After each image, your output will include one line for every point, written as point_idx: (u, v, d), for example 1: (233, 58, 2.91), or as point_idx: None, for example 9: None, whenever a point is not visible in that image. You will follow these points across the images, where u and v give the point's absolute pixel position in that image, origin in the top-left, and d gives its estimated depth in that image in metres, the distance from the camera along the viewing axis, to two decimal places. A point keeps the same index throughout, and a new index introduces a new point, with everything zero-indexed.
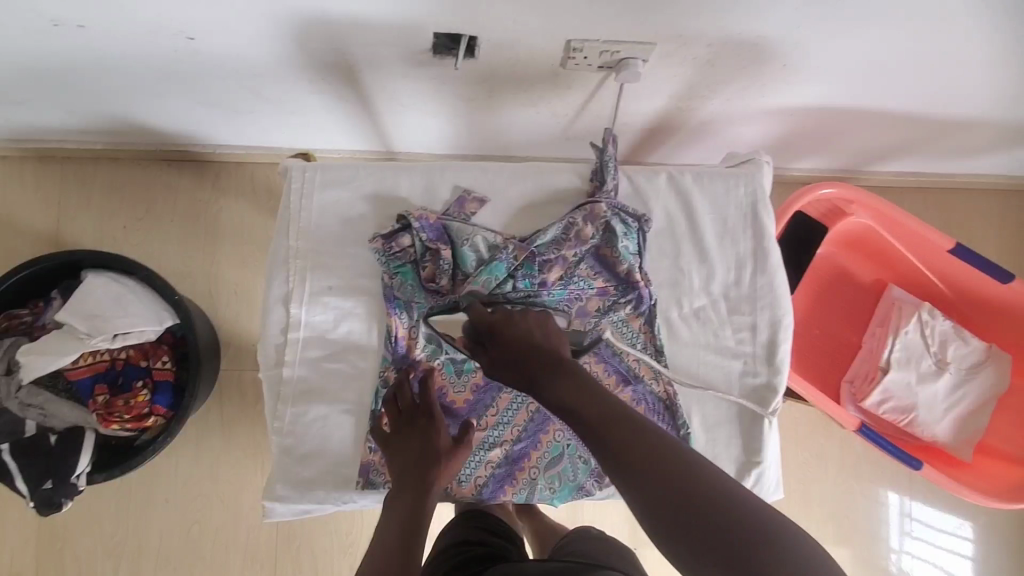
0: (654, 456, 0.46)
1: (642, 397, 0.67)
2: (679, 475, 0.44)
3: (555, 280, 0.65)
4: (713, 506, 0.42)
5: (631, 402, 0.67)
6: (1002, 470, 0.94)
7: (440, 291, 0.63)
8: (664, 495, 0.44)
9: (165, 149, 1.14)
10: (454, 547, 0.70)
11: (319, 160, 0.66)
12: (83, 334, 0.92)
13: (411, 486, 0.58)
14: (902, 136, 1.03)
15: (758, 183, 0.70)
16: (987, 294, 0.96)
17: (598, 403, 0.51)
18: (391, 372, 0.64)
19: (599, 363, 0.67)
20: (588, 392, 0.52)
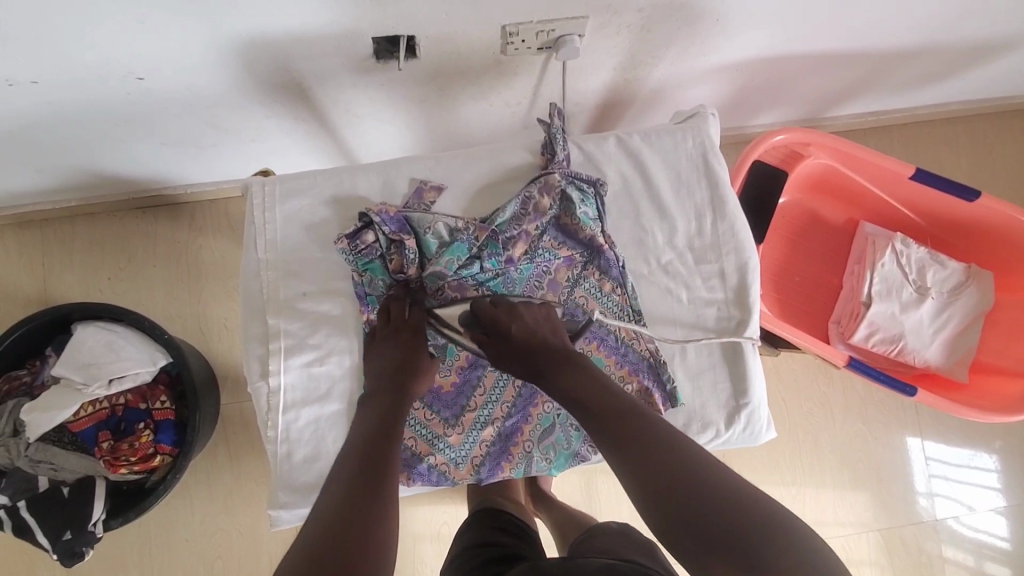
0: (654, 443, 0.52)
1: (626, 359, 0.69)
2: (680, 464, 0.50)
3: (520, 255, 0.67)
4: (710, 491, 0.48)
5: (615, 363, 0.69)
6: (1000, 385, 0.94)
7: (408, 279, 0.66)
8: (661, 477, 0.49)
9: (138, 196, 1.16)
10: (467, 552, 0.69)
11: (276, 174, 0.69)
12: (79, 385, 0.94)
13: (389, 394, 0.61)
14: (849, 76, 1.05)
15: (706, 134, 0.71)
16: (955, 216, 0.97)
17: (605, 393, 0.57)
18: None
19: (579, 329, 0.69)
20: (595, 384, 0.58)
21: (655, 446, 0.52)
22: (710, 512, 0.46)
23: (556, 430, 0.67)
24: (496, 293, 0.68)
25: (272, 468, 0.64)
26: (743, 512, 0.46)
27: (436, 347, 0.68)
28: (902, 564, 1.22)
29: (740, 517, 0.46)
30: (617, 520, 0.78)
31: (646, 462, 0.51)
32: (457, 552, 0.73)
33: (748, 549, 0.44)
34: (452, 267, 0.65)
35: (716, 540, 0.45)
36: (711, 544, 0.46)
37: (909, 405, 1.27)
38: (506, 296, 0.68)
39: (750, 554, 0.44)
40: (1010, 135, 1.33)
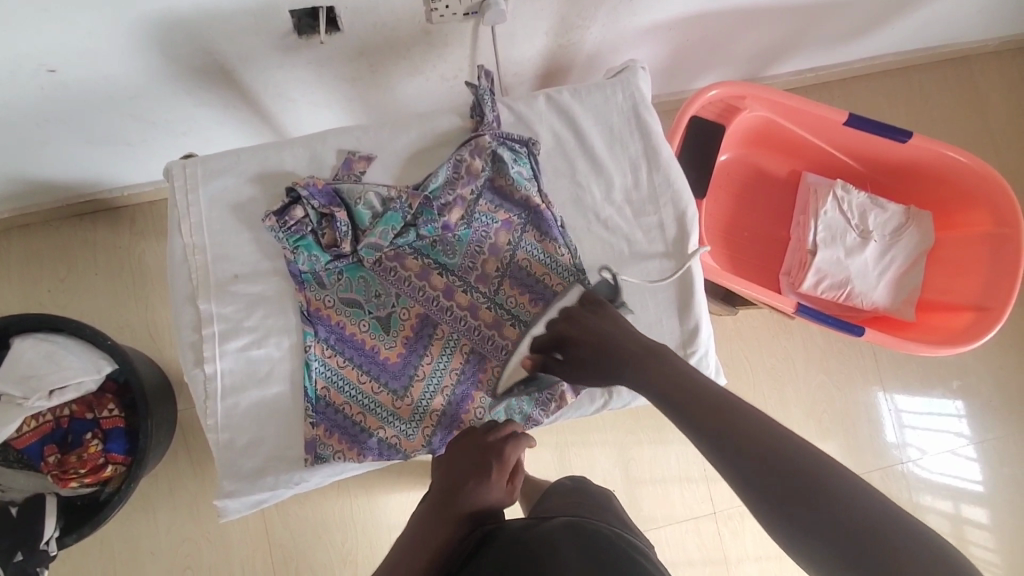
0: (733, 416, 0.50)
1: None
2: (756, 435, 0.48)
3: (457, 221, 0.67)
4: (792, 459, 0.45)
5: None
6: (948, 319, 0.96)
7: (343, 253, 0.64)
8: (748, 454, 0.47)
9: (72, 203, 1.12)
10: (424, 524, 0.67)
11: (198, 155, 0.66)
12: (20, 400, 0.90)
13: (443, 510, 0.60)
14: (781, 30, 1.07)
15: (636, 88, 0.71)
16: (892, 159, 1.00)
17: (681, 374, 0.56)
18: (317, 344, 0.64)
19: (523, 293, 0.68)
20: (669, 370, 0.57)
21: (734, 421, 0.49)
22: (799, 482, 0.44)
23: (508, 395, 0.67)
24: (437, 261, 0.67)
25: (215, 457, 0.62)
26: (831, 489, 0.43)
27: (378, 320, 0.66)
28: None
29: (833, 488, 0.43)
30: (578, 481, 0.77)
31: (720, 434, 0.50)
32: None
33: (843, 517, 0.42)
34: (390, 238, 0.65)
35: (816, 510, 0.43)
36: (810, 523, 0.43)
37: (868, 353, 1.30)
38: (447, 263, 0.67)
39: (846, 523, 0.41)
40: (944, 84, 1.36)
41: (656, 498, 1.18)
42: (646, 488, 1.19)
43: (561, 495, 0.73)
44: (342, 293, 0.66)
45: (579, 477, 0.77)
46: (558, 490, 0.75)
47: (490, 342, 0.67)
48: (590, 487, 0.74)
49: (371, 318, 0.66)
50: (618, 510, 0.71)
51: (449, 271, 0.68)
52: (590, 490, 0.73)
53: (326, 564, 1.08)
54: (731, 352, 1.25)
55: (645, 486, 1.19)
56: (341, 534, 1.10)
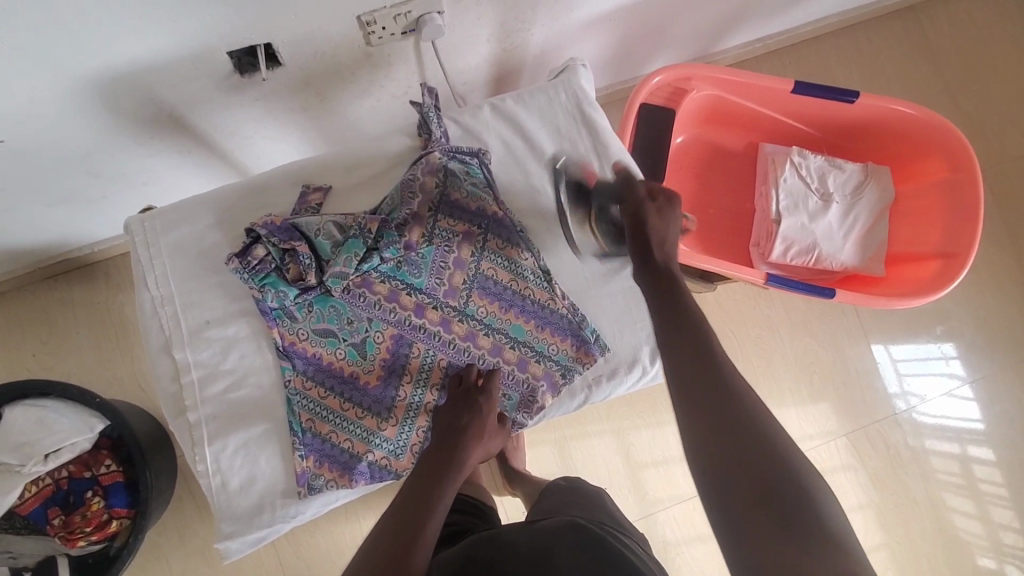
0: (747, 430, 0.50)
1: (544, 319, 0.70)
2: (778, 468, 0.48)
3: (419, 239, 0.65)
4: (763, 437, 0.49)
5: (537, 328, 0.69)
6: (916, 270, 0.98)
7: (310, 286, 0.63)
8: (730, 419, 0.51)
9: (45, 265, 1.12)
10: None
11: (155, 208, 0.67)
12: (17, 467, 0.91)
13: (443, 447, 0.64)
14: (721, 6, 1.08)
15: (577, 86, 0.73)
16: (847, 120, 1.01)
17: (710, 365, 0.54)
18: (296, 377, 0.65)
19: (493, 301, 0.69)
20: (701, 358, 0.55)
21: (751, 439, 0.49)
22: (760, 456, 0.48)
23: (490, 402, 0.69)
24: (405, 283, 0.67)
25: (210, 502, 0.63)
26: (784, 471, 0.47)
27: (353, 346, 0.67)
28: (874, 460, 1.27)
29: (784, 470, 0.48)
30: (572, 483, 0.79)
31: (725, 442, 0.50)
32: None
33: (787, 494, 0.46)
34: (352, 265, 0.63)
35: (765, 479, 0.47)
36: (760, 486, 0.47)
37: (850, 310, 1.32)
38: (414, 282, 0.67)
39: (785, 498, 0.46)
40: (891, 37, 1.38)
41: (660, 480, 1.20)
42: (649, 470, 1.21)
43: (555, 496, 0.75)
44: (313, 325, 0.66)
45: (573, 478, 0.79)
46: (552, 492, 0.77)
47: (465, 354, 0.68)
48: (583, 487, 0.77)
49: (346, 345, 0.66)
50: (612, 507, 0.73)
51: (417, 291, 0.67)
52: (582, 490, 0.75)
53: None
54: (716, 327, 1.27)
55: (648, 469, 1.20)
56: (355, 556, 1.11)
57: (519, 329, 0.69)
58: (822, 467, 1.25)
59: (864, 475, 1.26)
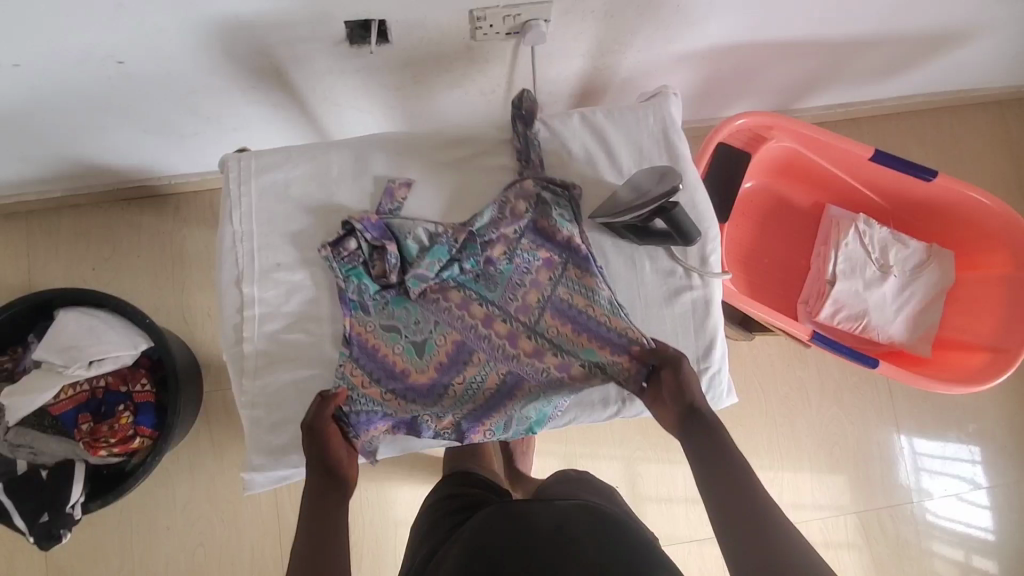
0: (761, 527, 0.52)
1: (617, 348, 0.67)
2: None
3: (500, 255, 0.70)
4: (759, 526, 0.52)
5: (607, 351, 0.67)
6: (964, 359, 0.97)
7: (391, 284, 0.68)
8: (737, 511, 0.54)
9: (123, 187, 1.18)
10: (439, 505, 0.71)
11: (252, 150, 0.71)
12: (60, 367, 0.95)
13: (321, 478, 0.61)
14: (811, 66, 1.09)
15: (666, 112, 0.74)
16: (917, 197, 1.01)
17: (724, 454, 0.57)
18: (350, 363, 0.66)
19: (563, 321, 0.69)
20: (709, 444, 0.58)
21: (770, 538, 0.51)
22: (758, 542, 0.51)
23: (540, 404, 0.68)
24: (479, 293, 0.70)
25: (245, 431, 0.66)
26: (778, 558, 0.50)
27: (414, 345, 0.68)
28: (881, 547, 1.24)
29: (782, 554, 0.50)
30: (581, 475, 0.79)
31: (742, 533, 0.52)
32: (430, 507, 0.74)
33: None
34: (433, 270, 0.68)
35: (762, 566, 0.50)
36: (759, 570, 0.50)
37: (883, 390, 1.29)
38: (488, 294, 0.70)
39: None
40: (972, 127, 1.37)
41: (661, 516, 1.19)
42: (650, 505, 1.20)
43: (565, 484, 0.75)
44: (385, 320, 0.68)
45: (582, 472, 0.79)
46: (565, 479, 0.78)
47: (524, 368, 0.69)
48: (594, 480, 0.76)
49: (407, 342, 0.68)
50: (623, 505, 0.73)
51: (488, 303, 0.70)
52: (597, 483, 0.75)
53: None
54: (744, 377, 1.26)
55: (648, 504, 1.20)
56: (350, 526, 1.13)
57: (588, 352, 0.68)
58: (825, 540, 1.23)
59: (867, 558, 1.23)
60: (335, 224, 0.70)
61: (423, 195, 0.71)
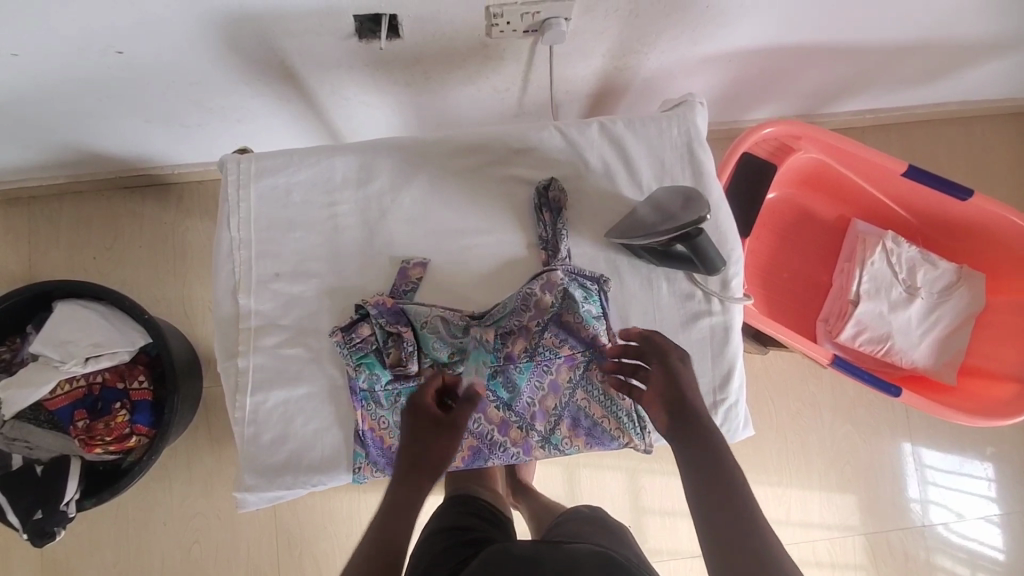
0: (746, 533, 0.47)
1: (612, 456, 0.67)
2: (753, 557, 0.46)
3: (520, 352, 0.64)
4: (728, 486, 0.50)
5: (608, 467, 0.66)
6: (990, 389, 0.92)
7: (406, 373, 0.63)
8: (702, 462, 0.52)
9: (126, 175, 1.15)
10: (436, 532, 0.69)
11: (252, 151, 0.67)
12: (56, 363, 0.92)
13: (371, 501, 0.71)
14: (845, 71, 1.03)
15: (692, 123, 0.69)
16: (951, 216, 0.96)
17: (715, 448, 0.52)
18: (365, 466, 0.63)
19: (578, 434, 0.66)
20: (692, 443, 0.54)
21: (752, 547, 0.47)
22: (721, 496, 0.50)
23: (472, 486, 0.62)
24: (496, 394, 0.65)
25: (239, 449, 0.63)
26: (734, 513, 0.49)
27: None
28: (888, 570, 1.21)
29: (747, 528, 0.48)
30: (594, 511, 0.76)
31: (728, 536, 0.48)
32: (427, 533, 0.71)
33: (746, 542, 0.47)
34: (448, 359, 0.64)
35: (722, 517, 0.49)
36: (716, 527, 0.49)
37: (898, 409, 1.25)
38: (507, 395, 0.65)
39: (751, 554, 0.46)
40: (1007, 137, 1.30)
41: (664, 530, 1.16)
42: (654, 518, 1.17)
43: (574, 523, 0.73)
44: (397, 416, 0.64)
45: (594, 507, 0.77)
46: (573, 516, 0.76)
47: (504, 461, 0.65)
48: (606, 518, 0.74)
49: None
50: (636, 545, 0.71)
51: (507, 406, 0.65)
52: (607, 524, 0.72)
53: (331, 555, 1.12)
54: (755, 392, 1.23)
55: (650, 516, 1.17)
56: (348, 527, 1.13)
57: None
58: (832, 561, 1.20)
59: None
60: (338, 234, 0.66)
61: (431, 205, 0.67)
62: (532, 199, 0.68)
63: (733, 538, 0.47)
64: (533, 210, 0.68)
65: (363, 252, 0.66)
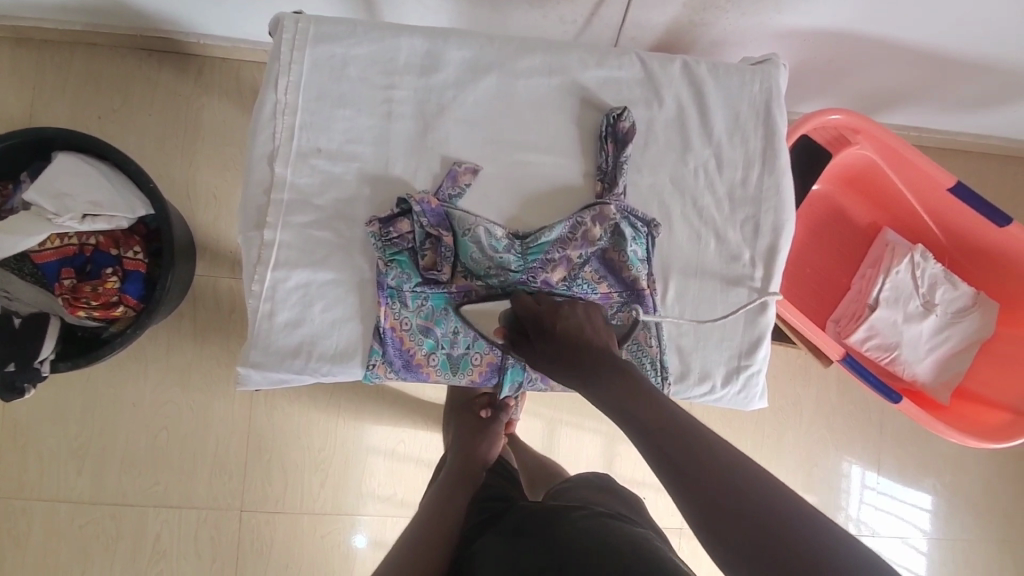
0: (741, 490, 0.43)
1: None
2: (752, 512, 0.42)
3: (558, 280, 0.63)
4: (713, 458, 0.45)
5: None
6: (982, 414, 0.95)
7: (439, 279, 0.61)
8: (675, 450, 0.47)
9: (147, 35, 1.06)
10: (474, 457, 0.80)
11: (313, 14, 0.62)
12: (49, 215, 0.85)
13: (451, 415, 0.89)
14: (912, 80, 1.01)
15: (774, 82, 0.66)
16: (980, 241, 0.96)
17: (690, 436, 0.47)
18: (379, 364, 0.62)
19: None
20: (668, 430, 0.49)
21: (750, 509, 0.42)
22: (705, 470, 0.45)
23: (471, 356, 0.64)
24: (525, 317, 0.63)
25: (249, 324, 0.60)
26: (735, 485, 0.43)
27: (448, 357, 0.64)
28: None
29: (749, 491, 0.43)
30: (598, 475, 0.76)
31: (750, 542, 0.41)
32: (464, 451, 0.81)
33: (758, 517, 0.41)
34: (481, 270, 0.62)
35: (721, 500, 0.43)
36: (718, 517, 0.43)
37: (875, 427, 1.26)
38: None
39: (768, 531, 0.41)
40: None
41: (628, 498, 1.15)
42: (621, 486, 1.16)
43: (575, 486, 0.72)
44: (421, 319, 0.63)
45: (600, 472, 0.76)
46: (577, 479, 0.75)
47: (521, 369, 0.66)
48: (611, 483, 0.73)
49: (442, 353, 0.63)
50: (646, 515, 0.69)
51: None
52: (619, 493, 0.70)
53: (300, 465, 1.10)
54: None
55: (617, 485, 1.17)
56: (321, 441, 1.11)
57: None
58: None
59: None
60: (390, 122, 0.63)
61: (491, 112, 0.64)
62: (599, 126, 0.65)
63: (717, 504, 0.43)
64: (597, 139, 0.65)
65: (412, 146, 0.63)
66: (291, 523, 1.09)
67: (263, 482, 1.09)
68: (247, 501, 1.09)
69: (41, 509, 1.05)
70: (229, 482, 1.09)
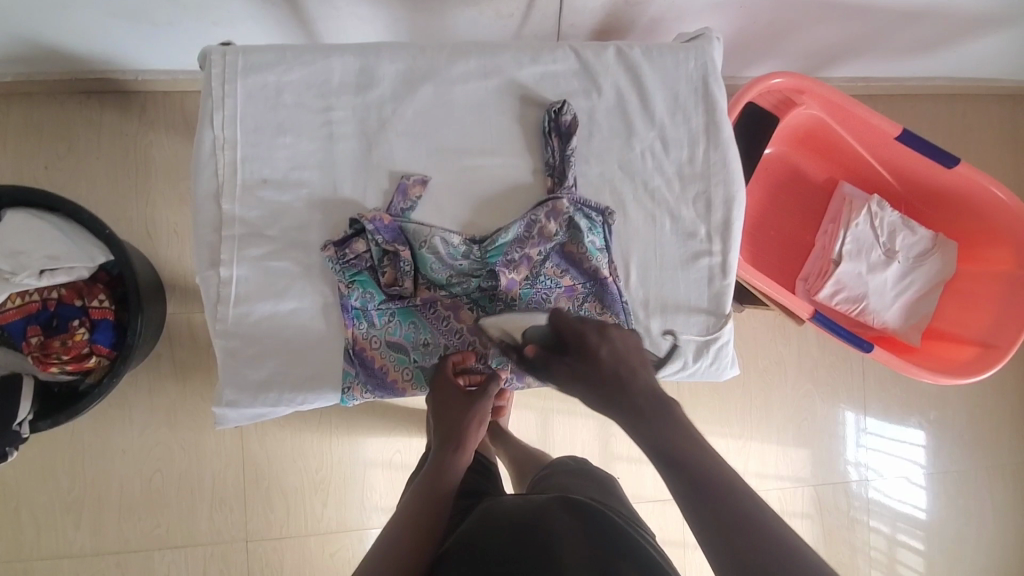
0: (725, 487, 0.49)
1: None
2: (734, 507, 0.48)
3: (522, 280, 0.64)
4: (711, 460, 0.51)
5: None
6: (952, 351, 0.97)
7: (403, 294, 0.63)
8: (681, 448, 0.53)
9: (81, 77, 1.04)
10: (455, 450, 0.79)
11: (239, 44, 0.61)
12: (7, 275, 0.83)
13: None
14: (852, 33, 1.02)
15: (709, 57, 0.67)
16: (932, 184, 0.98)
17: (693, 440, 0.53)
18: (354, 385, 0.63)
19: None
20: (677, 426, 0.55)
21: (735, 503, 0.48)
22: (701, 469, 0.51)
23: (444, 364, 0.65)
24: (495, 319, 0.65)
25: (219, 362, 0.60)
26: (727, 485, 0.49)
27: (424, 369, 0.65)
28: (831, 523, 1.26)
29: (736, 492, 0.49)
30: (580, 461, 0.78)
31: (724, 524, 0.47)
32: None
33: (738, 509, 0.47)
34: (444, 280, 0.63)
35: (709, 489, 0.49)
36: (702, 499, 0.49)
37: (858, 376, 1.28)
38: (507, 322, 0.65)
39: (742, 522, 0.47)
40: (1001, 121, 1.29)
41: (629, 477, 1.16)
42: (620, 464, 1.16)
43: (562, 475, 0.74)
44: (389, 335, 0.64)
45: (581, 459, 0.78)
46: (562, 468, 0.76)
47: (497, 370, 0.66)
48: (593, 469, 0.75)
49: (416, 365, 0.64)
50: (621, 497, 0.70)
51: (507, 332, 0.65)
52: (603, 483, 0.71)
53: (299, 488, 1.10)
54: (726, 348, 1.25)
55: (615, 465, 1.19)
56: (317, 461, 1.11)
57: None
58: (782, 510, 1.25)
59: (817, 529, 1.26)
60: (332, 143, 0.63)
61: (432, 121, 0.64)
62: (541, 121, 0.66)
63: (704, 492, 0.49)
64: (541, 134, 0.66)
65: (358, 165, 0.63)
66: (299, 547, 1.10)
67: (264, 510, 1.10)
68: (252, 531, 1.09)
69: (42, 567, 1.04)
70: (230, 515, 1.09)
